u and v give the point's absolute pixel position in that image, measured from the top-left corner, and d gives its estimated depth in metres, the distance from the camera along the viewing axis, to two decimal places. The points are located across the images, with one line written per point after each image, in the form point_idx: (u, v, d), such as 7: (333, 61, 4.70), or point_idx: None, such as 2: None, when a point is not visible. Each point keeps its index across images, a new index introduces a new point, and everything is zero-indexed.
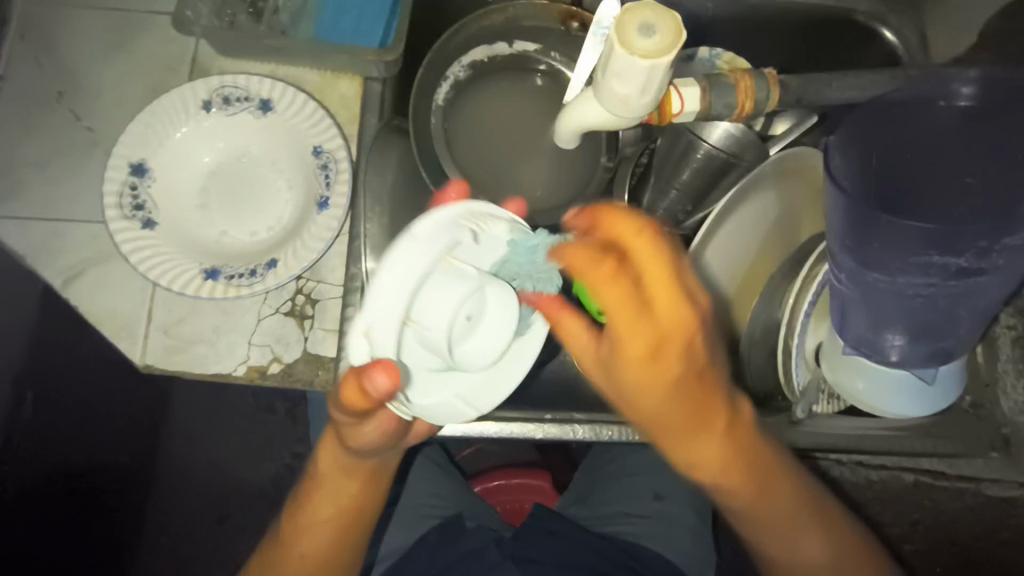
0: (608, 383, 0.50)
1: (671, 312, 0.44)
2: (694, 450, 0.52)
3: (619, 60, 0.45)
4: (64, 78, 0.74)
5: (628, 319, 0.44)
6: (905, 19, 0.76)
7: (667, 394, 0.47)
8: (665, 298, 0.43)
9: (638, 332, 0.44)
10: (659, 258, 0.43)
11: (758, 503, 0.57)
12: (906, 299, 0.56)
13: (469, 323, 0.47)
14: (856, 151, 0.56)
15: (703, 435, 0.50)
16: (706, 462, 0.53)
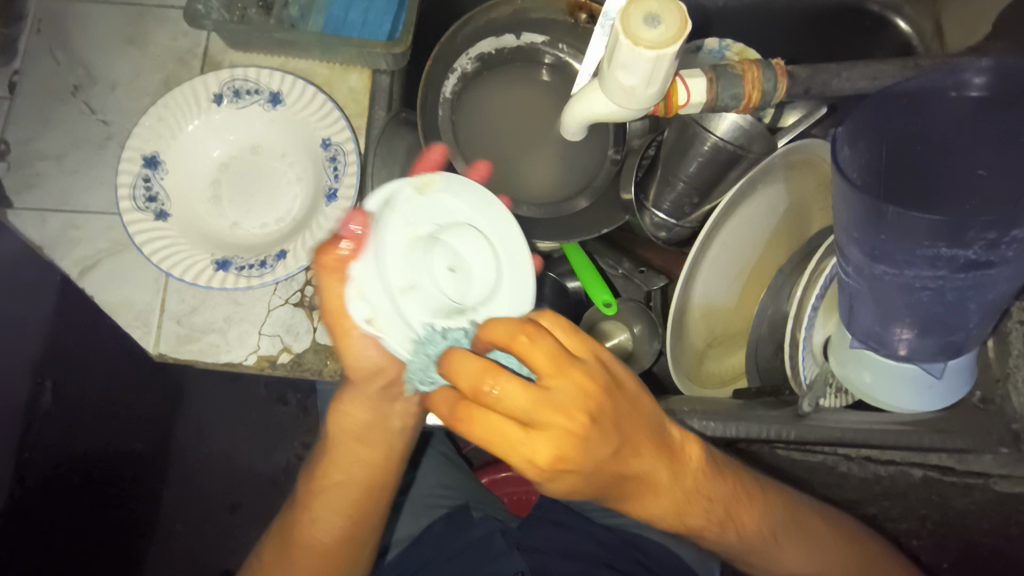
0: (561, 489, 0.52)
1: (566, 400, 0.47)
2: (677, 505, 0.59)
3: (624, 52, 0.45)
4: (80, 72, 0.75)
5: (541, 419, 0.47)
6: (919, 10, 0.76)
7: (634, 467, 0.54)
8: (540, 420, 0.47)
9: (547, 441, 0.47)
10: (540, 352, 0.48)
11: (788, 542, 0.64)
12: (915, 293, 0.55)
13: (452, 272, 0.53)
14: (866, 143, 0.55)
15: (645, 476, 0.54)
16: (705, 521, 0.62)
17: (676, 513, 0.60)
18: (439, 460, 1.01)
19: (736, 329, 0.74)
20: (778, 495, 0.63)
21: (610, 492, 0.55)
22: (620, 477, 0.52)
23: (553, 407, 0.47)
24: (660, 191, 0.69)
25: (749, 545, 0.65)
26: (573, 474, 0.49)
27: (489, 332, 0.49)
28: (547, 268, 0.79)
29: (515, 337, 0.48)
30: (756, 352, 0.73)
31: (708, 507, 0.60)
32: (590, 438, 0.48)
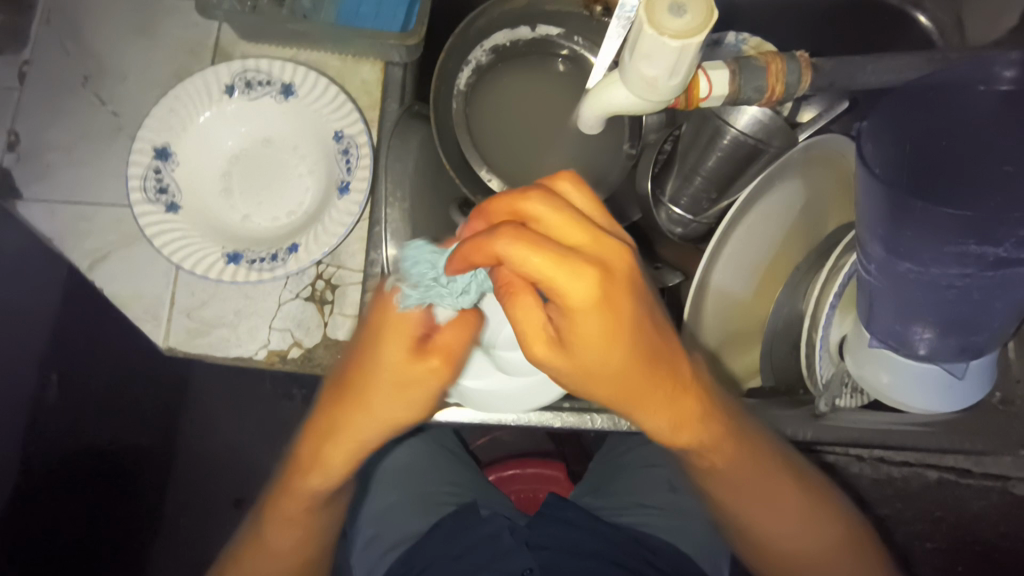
0: (572, 370, 0.44)
1: (603, 246, 0.42)
2: (683, 430, 0.50)
3: (648, 40, 0.44)
4: (90, 62, 0.74)
5: (564, 266, 0.39)
6: (941, 3, 0.74)
7: (632, 356, 0.43)
8: (570, 260, 0.39)
9: (581, 287, 0.40)
10: (564, 205, 0.42)
11: (803, 544, 0.62)
12: (939, 291, 0.54)
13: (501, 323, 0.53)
14: (890, 137, 0.54)
15: (673, 380, 0.47)
16: (742, 488, 0.59)
17: (701, 450, 0.54)
18: (446, 457, 1.01)
19: (748, 328, 0.71)
20: (802, 483, 0.61)
21: (633, 408, 0.47)
22: (659, 362, 0.45)
23: (605, 246, 0.42)
24: (679, 187, 0.70)
25: (760, 542, 0.63)
26: (621, 348, 0.42)
27: (498, 199, 0.43)
28: None
29: (526, 192, 0.42)
30: (770, 351, 0.71)
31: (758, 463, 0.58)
32: (642, 300, 0.43)
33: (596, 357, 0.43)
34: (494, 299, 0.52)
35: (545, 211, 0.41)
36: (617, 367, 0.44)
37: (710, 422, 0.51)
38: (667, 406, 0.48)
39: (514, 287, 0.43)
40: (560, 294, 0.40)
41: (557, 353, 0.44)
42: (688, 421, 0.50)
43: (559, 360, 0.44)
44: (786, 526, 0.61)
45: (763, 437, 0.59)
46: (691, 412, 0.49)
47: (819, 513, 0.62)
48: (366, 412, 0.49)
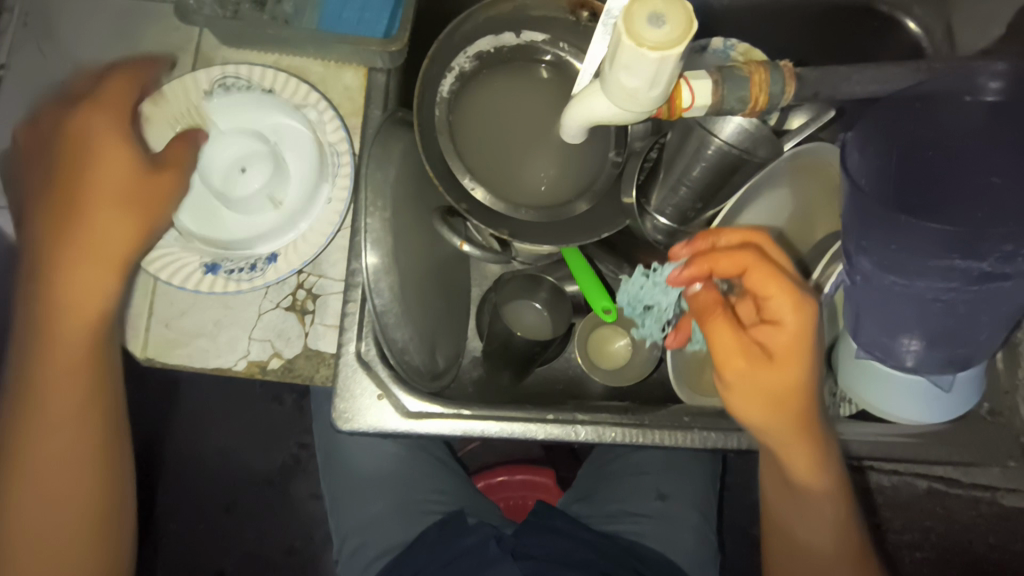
0: (744, 403, 0.52)
1: (802, 299, 0.50)
2: (814, 455, 0.56)
3: (626, 52, 0.44)
4: (71, 69, 0.73)
5: (791, 309, 0.50)
6: (931, 10, 0.75)
7: (797, 389, 0.52)
8: (782, 306, 0.50)
9: (786, 339, 0.50)
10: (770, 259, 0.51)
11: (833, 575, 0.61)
12: (925, 304, 0.54)
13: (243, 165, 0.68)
14: (875, 149, 0.54)
15: (820, 434, 0.55)
16: (815, 516, 0.60)
17: (820, 480, 0.58)
18: (436, 465, 0.99)
19: None
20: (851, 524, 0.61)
21: (779, 442, 0.55)
22: (815, 402, 0.54)
23: (795, 305, 0.50)
24: (664, 197, 0.68)
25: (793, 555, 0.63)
26: (799, 368, 0.51)
27: (715, 255, 0.52)
28: (546, 271, 0.78)
29: (751, 250, 0.51)
30: None
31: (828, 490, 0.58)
32: (817, 342, 0.51)
33: (793, 384, 0.51)
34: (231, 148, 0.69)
35: (757, 264, 0.51)
36: (792, 392, 0.52)
37: (825, 452, 0.57)
38: (829, 440, 0.57)
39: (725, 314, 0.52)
40: (767, 325, 0.51)
41: (768, 369, 0.51)
42: (824, 450, 0.56)
43: (744, 395, 0.52)
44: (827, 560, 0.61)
45: (833, 457, 0.58)
46: (795, 431, 0.54)
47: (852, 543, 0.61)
48: (107, 208, 0.61)
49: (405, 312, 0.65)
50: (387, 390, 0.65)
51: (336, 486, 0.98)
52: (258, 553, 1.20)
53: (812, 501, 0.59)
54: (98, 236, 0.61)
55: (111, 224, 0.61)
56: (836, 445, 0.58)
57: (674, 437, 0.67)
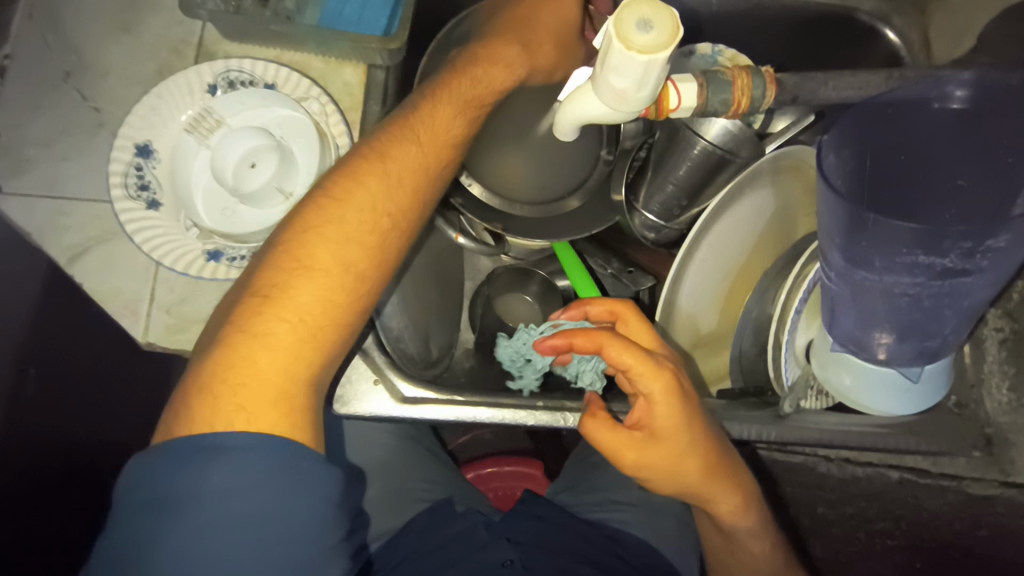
0: (642, 471, 0.56)
1: (662, 373, 0.53)
2: (722, 487, 0.61)
3: (616, 55, 0.46)
4: (73, 57, 0.72)
5: (653, 378, 0.53)
6: (909, 21, 0.79)
7: (688, 449, 0.56)
8: (650, 383, 0.53)
9: (660, 412, 0.53)
10: (627, 342, 0.53)
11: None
12: (893, 299, 0.57)
13: (252, 163, 0.66)
14: (851, 151, 0.57)
15: (726, 467, 0.61)
16: (740, 527, 0.66)
17: (734, 504, 0.63)
18: (425, 455, 1.02)
19: (720, 331, 0.74)
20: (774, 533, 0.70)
21: (686, 490, 0.60)
22: (711, 449, 0.58)
23: (657, 374, 0.53)
24: (650, 193, 0.70)
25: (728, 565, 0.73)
26: (682, 438, 0.55)
27: (582, 340, 0.54)
28: (537, 266, 0.81)
29: (605, 336, 0.53)
30: (739, 355, 0.74)
31: (744, 510, 0.65)
32: (691, 404, 0.55)
33: (681, 447, 0.55)
34: (234, 144, 0.67)
35: (612, 350, 0.53)
36: (680, 453, 0.56)
37: (735, 484, 0.63)
38: (738, 477, 0.63)
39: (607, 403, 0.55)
40: (644, 409, 0.55)
41: (652, 445, 0.55)
42: (736, 483, 0.62)
43: (640, 468, 0.56)
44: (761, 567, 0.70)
45: (744, 478, 0.64)
46: (698, 478, 0.58)
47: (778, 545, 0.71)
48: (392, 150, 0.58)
49: (403, 301, 0.71)
50: (382, 375, 0.66)
51: None
52: None
53: (736, 525, 0.66)
54: (396, 155, 0.58)
55: (399, 153, 0.58)
56: (744, 471, 0.64)
57: None
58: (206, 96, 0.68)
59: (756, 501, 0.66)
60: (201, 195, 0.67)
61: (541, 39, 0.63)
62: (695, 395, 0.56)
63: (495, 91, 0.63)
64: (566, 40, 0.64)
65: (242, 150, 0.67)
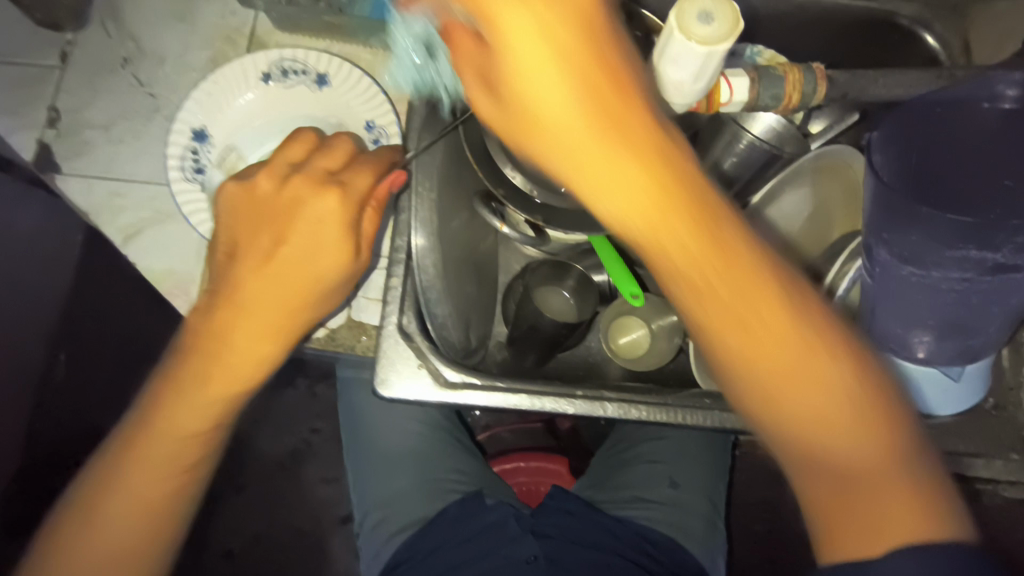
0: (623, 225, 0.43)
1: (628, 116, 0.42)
2: (758, 319, 0.44)
3: (676, 45, 0.47)
4: (131, 44, 0.75)
5: (587, 115, 0.42)
6: (948, 25, 0.80)
7: (684, 220, 0.42)
8: (602, 108, 0.42)
9: (620, 154, 0.42)
10: (572, 71, 0.42)
11: (903, 510, 0.43)
12: (939, 296, 0.57)
13: None
14: (897, 150, 0.58)
15: (754, 261, 0.43)
16: (829, 408, 0.44)
17: (801, 373, 0.44)
18: (454, 445, 1.03)
19: None
20: (876, 415, 0.44)
21: (699, 311, 0.44)
22: (708, 226, 0.43)
23: (604, 120, 0.42)
24: None
25: (838, 466, 0.44)
26: (672, 200, 0.42)
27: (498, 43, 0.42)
28: (574, 260, 0.82)
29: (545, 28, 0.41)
30: None
31: (826, 360, 0.44)
32: (682, 157, 0.43)
33: (676, 229, 0.42)
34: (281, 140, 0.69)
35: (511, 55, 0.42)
36: (662, 213, 0.42)
37: (778, 342, 0.44)
38: (796, 356, 0.44)
39: (480, 81, 0.45)
40: (516, 90, 0.43)
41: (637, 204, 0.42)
42: (763, 341, 0.44)
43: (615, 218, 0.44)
44: (834, 480, 0.44)
45: (800, 325, 0.44)
46: (706, 264, 0.43)
47: (884, 436, 0.44)
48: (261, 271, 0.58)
49: (447, 290, 0.71)
50: (425, 359, 0.68)
51: (360, 464, 1.01)
52: (268, 533, 1.23)
53: (812, 449, 0.44)
54: (239, 298, 0.58)
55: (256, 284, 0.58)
56: (801, 298, 0.45)
57: (697, 417, 0.70)
58: (258, 83, 0.70)
59: (833, 351, 0.45)
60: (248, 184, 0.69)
61: (349, 205, 0.59)
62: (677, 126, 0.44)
63: (318, 228, 0.58)
64: (347, 225, 0.59)
65: None
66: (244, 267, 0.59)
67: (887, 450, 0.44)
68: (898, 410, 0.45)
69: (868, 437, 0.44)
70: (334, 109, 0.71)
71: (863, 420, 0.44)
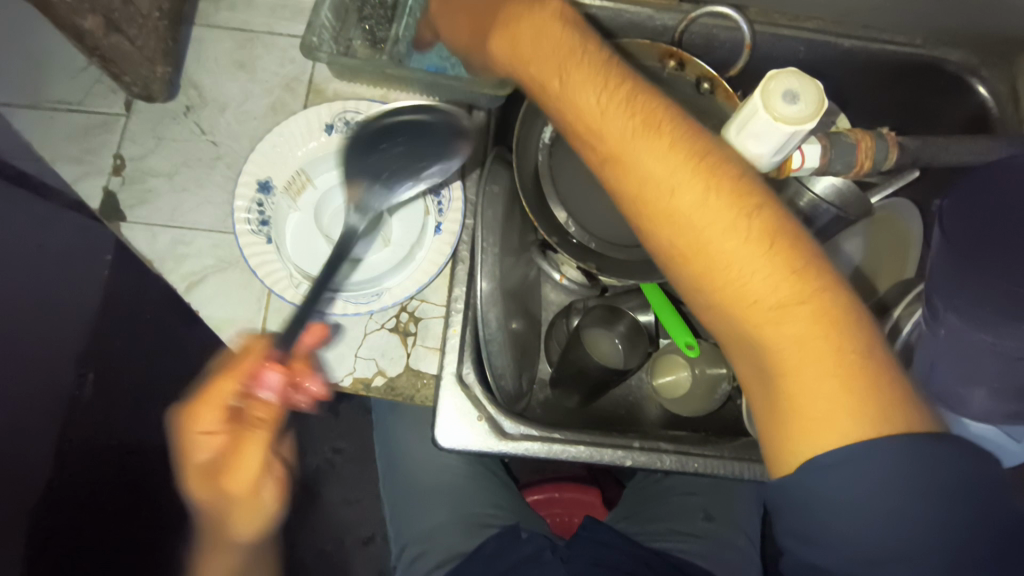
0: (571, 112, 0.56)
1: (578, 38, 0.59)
2: (693, 202, 0.50)
3: (759, 123, 0.49)
4: (193, 92, 0.76)
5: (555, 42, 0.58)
6: (997, 72, 0.80)
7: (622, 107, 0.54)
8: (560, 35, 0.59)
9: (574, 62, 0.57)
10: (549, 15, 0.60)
11: (847, 385, 0.43)
12: (1012, 364, 0.56)
13: None
14: (964, 217, 0.59)
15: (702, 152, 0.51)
16: (759, 280, 0.47)
17: (739, 239, 0.48)
18: (491, 478, 1.04)
19: None
20: (824, 308, 0.45)
21: (641, 189, 0.52)
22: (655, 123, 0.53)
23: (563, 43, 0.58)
24: None
25: (774, 342, 0.46)
26: (611, 107, 0.54)
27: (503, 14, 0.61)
28: (621, 301, 0.83)
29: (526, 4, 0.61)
30: None
31: (763, 243, 0.48)
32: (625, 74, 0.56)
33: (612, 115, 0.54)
34: (342, 195, 0.71)
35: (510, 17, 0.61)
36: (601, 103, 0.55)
37: (717, 202, 0.49)
38: (744, 254, 0.48)
39: (510, 44, 0.60)
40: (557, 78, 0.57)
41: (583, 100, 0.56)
42: (710, 255, 0.49)
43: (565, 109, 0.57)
44: (801, 363, 0.45)
45: (764, 221, 0.49)
46: (641, 143, 0.52)
47: (839, 338, 0.45)
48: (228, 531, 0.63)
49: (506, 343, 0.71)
50: (485, 412, 0.68)
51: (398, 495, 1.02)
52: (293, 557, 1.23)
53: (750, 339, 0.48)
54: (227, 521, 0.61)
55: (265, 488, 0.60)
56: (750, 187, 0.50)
57: (753, 470, 0.70)
58: (320, 135, 0.71)
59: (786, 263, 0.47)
60: (307, 238, 0.70)
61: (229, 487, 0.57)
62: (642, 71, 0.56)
63: (251, 472, 0.57)
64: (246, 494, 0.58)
65: (349, 204, 0.71)
66: (201, 457, 0.57)
67: (826, 339, 0.45)
68: (848, 308, 0.46)
69: (815, 328, 0.45)
70: None
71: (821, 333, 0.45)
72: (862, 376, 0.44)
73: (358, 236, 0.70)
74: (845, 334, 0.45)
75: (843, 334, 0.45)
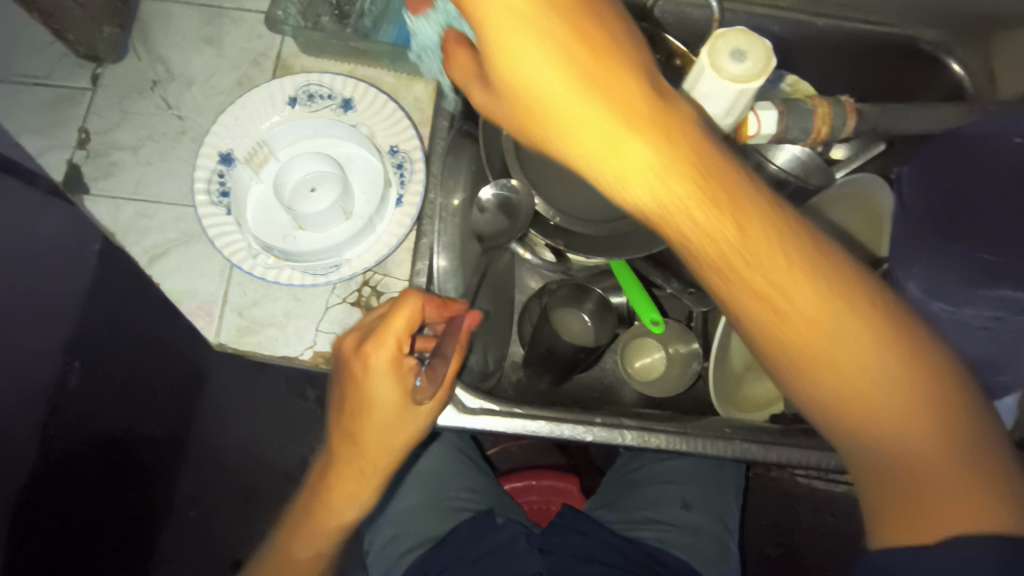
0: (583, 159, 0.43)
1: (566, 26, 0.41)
2: (747, 255, 0.40)
3: (707, 83, 0.48)
4: (160, 67, 0.76)
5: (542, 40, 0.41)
6: (971, 51, 0.80)
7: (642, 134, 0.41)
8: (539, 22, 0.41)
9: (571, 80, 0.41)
10: None
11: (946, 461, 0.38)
12: (971, 332, 0.56)
13: (313, 189, 0.69)
14: (926, 184, 0.60)
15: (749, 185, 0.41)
16: (834, 348, 0.40)
17: (813, 306, 0.40)
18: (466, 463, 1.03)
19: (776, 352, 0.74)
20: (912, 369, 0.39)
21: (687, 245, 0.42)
22: (693, 153, 0.41)
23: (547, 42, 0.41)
24: None
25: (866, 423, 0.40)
26: (632, 135, 0.41)
27: None
28: (591, 282, 0.82)
29: None
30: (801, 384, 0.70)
31: (835, 302, 0.40)
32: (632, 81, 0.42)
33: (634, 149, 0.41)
34: (301, 163, 0.71)
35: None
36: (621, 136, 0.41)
37: (778, 254, 0.40)
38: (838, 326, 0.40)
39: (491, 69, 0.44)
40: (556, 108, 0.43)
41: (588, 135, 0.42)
42: (788, 320, 0.41)
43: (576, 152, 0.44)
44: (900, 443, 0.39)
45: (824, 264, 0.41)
46: (683, 187, 0.40)
47: (930, 403, 0.39)
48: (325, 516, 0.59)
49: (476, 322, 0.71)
50: None
51: None
52: None
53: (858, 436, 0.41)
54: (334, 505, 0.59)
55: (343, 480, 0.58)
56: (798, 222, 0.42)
57: (716, 446, 0.69)
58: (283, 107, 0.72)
59: (891, 342, 0.40)
60: (266, 208, 0.70)
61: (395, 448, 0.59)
62: (666, 78, 0.44)
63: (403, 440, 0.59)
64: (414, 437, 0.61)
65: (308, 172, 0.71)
66: (363, 420, 0.57)
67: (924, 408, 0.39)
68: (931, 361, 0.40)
69: (908, 396, 0.39)
70: (353, 132, 0.72)
71: (939, 420, 0.39)
72: (962, 453, 0.38)
73: (316, 205, 0.69)
74: (942, 397, 0.39)
75: (931, 388, 0.39)
